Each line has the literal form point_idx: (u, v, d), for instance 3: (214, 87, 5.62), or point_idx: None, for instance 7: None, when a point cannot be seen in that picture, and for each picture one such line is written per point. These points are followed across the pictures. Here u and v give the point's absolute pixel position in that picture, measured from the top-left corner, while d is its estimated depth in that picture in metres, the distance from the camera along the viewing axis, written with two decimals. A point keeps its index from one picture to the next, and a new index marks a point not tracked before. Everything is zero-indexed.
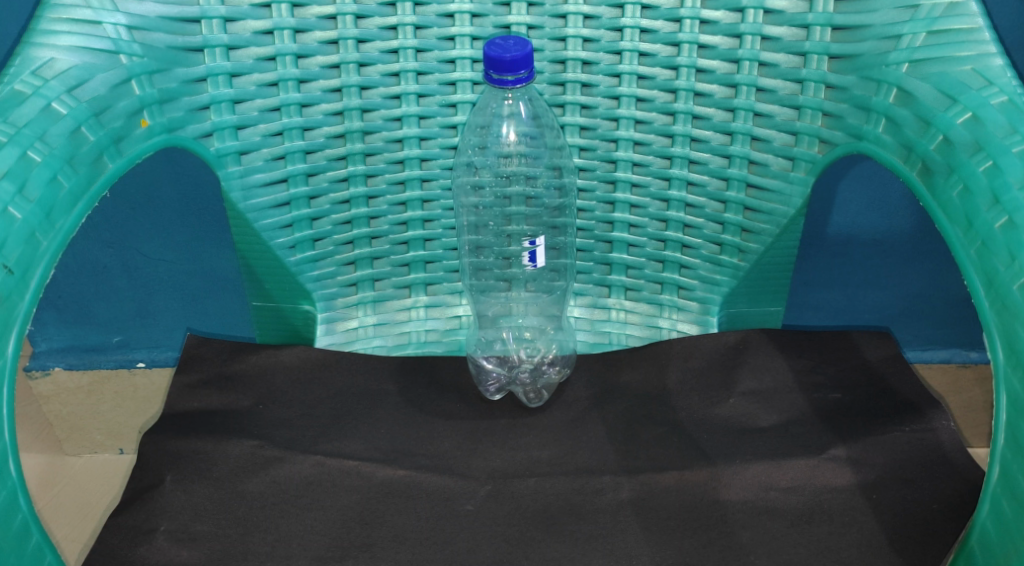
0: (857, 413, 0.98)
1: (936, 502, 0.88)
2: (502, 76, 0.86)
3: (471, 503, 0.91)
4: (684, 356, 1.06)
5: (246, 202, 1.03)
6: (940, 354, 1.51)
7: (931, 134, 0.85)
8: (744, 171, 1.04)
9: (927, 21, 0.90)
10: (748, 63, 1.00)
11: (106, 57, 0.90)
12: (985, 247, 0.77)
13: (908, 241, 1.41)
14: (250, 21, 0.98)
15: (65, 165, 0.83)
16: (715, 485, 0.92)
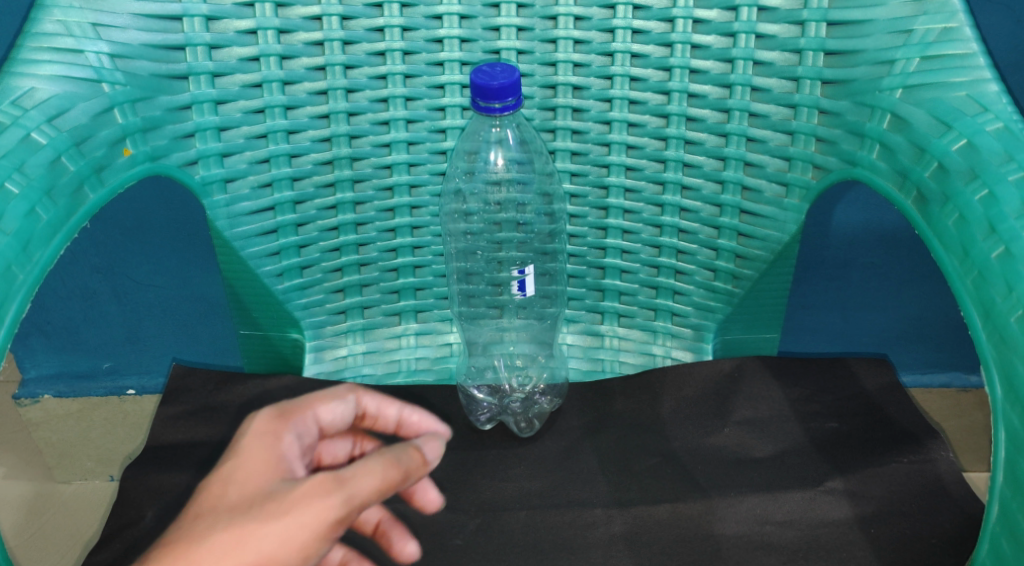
0: (856, 443, 0.97)
1: (936, 537, 0.87)
2: (489, 103, 0.85)
3: (459, 538, 0.90)
4: (678, 385, 1.03)
5: (232, 230, 1.01)
6: (940, 378, 1.49)
7: (925, 160, 0.84)
8: (737, 197, 1.02)
9: (920, 46, 0.88)
10: (740, 87, 0.99)
11: (88, 86, 0.89)
12: (982, 277, 0.76)
13: (907, 264, 1.39)
14: (236, 48, 0.97)
15: (43, 197, 0.82)
16: (710, 518, 0.90)
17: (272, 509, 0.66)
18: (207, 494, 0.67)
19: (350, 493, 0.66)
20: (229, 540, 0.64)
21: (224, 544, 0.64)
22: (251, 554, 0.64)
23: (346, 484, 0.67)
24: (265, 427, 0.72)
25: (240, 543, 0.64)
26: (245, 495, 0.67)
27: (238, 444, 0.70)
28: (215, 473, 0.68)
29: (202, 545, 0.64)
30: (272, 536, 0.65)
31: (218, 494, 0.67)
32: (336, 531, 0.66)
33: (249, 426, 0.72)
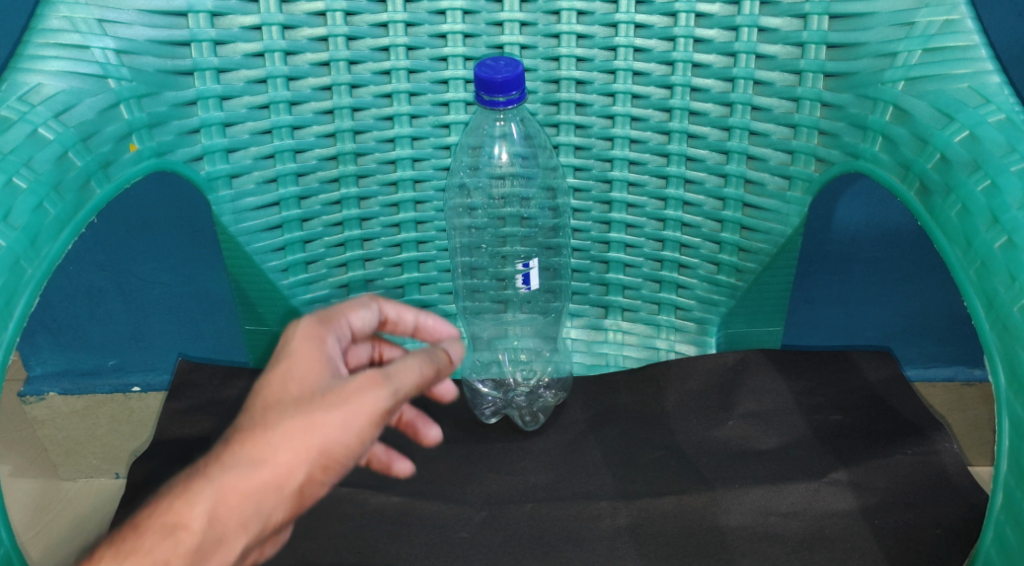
0: (859, 435, 0.97)
1: (940, 527, 0.87)
2: (493, 97, 0.86)
3: (465, 531, 0.90)
4: (682, 379, 1.04)
5: (237, 226, 1.02)
6: (943, 372, 1.49)
7: (928, 152, 0.84)
8: (740, 190, 1.03)
9: (922, 38, 0.89)
10: (742, 81, 0.99)
11: (94, 82, 0.90)
12: (984, 268, 0.76)
13: (910, 258, 1.39)
14: (240, 44, 0.97)
15: (51, 192, 0.82)
16: (714, 510, 0.91)
17: (325, 402, 0.71)
18: (267, 390, 0.73)
19: (395, 388, 0.73)
20: (297, 430, 0.71)
21: (296, 431, 0.71)
22: (318, 441, 0.70)
23: (391, 380, 0.73)
24: (309, 331, 0.77)
25: (309, 431, 0.71)
26: (303, 391, 0.72)
27: (287, 346, 0.75)
28: (271, 373, 0.74)
29: (275, 432, 0.71)
30: (331, 424, 0.71)
31: (279, 390, 0.73)
32: (383, 420, 0.73)
33: (294, 330, 0.77)
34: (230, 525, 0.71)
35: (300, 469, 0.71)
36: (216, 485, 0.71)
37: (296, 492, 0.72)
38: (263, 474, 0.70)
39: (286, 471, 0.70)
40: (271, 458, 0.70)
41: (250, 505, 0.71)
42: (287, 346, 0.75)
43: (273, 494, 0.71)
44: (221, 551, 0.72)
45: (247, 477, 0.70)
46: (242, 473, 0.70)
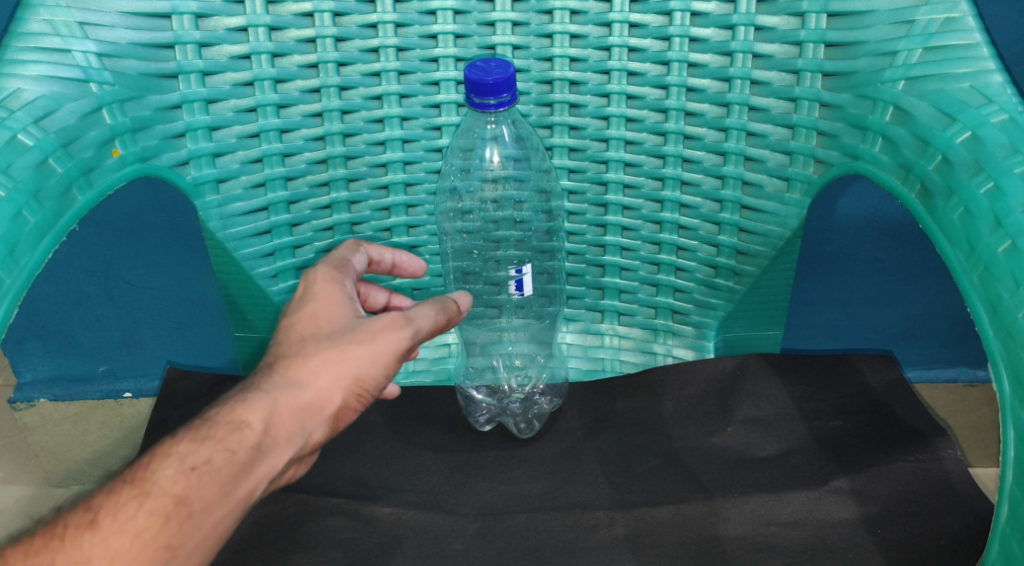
0: (860, 442, 0.95)
1: (943, 538, 0.85)
2: (483, 100, 0.84)
3: (459, 542, 0.88)
4: (679, 384, 1.02)
5: (225, 231, 1.00)
6: (946, 373, 1.47)
7: (929, 153, 0.82)
8: (738, 192, 1.01)
9: (923, 37, 0.87)
10: (739, 81, 0.97)
11: (75, 86, 0.88)
12: (988, 272, 0.74)
13: (911, 259, 1.37)
14: (226, 46, 0.95)
15: (30, 200, 0.81)
16: (713, 520, 0.89)
17: (354, 337, 0.79)
18: (299, 327, 0.80)
19: (415, 328, 0.81)
20: (332, 361, 0.78)
21: (332, 359, 0.78)
22: (353, 369, 0.78)
23: (412, 320, 0.81)
24: (328, 274, 0.84)
25: (344, 360, 0.78)
26: (332, 327, 0.80)
27: (311, 286, 0.82)
28: (300, 311, 0.81)
29: (314, 359, 0.78)
30: (363, 357, 0.78)
31: (309, 327, 0.80)
32: (402, 357, 0.81)
33: (313, 273, 0.84)
34: (280, 437, 0.76)
35: (336, 394, 0.78)
36: (268, 400, 0.77)
37: (333, 415, 0.79)
38: (306, 396, 0.78)
39: (323, 395, 0.78)
40: (312, 382, 0.78)
41: (296, 421, 0.77)
42: (311, 287, 0.83)
43: (311, 418, 0.78)
44: (269, 460, 0.76)
45: (295, 394, 0.77)
46: (289, 394, 0.77)
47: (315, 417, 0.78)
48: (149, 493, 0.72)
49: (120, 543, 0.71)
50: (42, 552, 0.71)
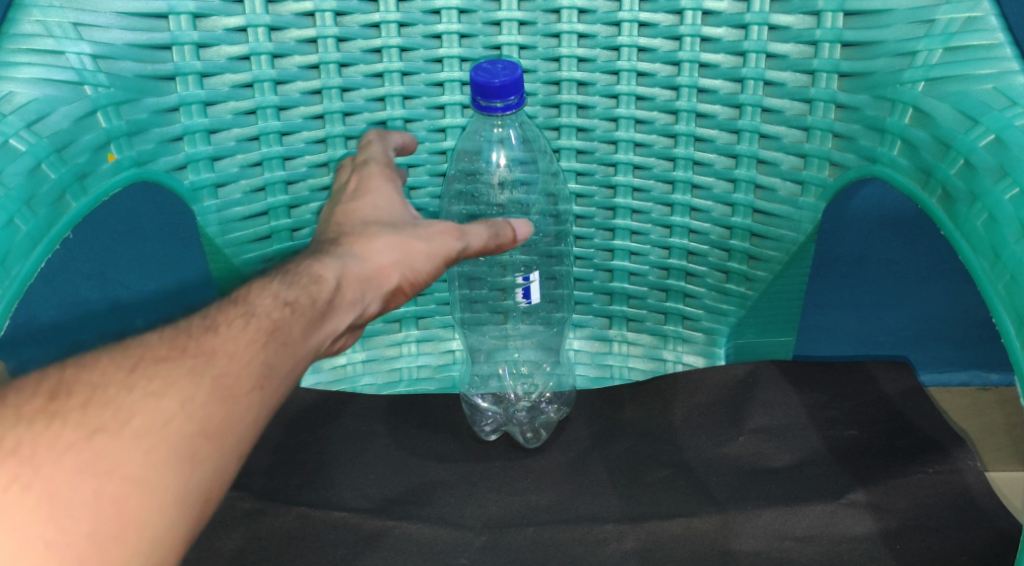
0: (877, 452, 0.93)
1: (964, 554, 0.83)
2: (490, 102, 0.81)
3: (465, 557, 0.86)
4: (689, 392, 1.00)
5: (224, 236, 0.97)
6: (959, 377, 1.45)
7: (951, 157, 0.80)
8: (750, 196, 0.98)
9: (943, 36, 0.84)
10: (752, 82, 0.94)
11: (69, 88, 0.85)
12: (1014, 282, 0.72)
13: (923, 261, 1.35)
14: (225, 47, 0.93)
15: (22, 207, 0.79)
16: (726, 534, 0.86)
17: (411, 233, 0.78)
18: (360, 209, 0.81)
19: (468, 241, 0.79)
20: (394, 247, 0.78)
21: (393, 243, 0.78)
22: (409, 259, 0.78)
23: (466, 233, 0.79)
24: (381, 172, 0.84)
25: (404, 249, 0.78)
26: (389, 218, 0.80)
27: (365, 178, 0.84)
28: (357, 200, 0.82)
29: (376, 240, 0.78)
30: (420, 253, 0.78)
31: (366, 211, 0.81)
32: (450, 264, 0.80)
33: (366, 170, 0.85)
34: (346, 299, 0.76)
35: (393, 275, 0.77)
36: (339, 264, 0.76)
37: (390, 292, 0.78)
38: (369, 267, 0.77)
39: (379, 275, 0.77)
40: (374, 255, 0.77)
41: (359, 290, 0.76)
42: (364, 179, 0.84)
43: (371, 289, 0.77)
44: (335, 320, 0.75)
45: (360, 265, 0.77)
46: (356, 261, 0.77)
47: (372, 290, 0.77)
48: (255, 314, 0.73)
49: (237, 348, 0.70)
50: (178, 340, 0.71)
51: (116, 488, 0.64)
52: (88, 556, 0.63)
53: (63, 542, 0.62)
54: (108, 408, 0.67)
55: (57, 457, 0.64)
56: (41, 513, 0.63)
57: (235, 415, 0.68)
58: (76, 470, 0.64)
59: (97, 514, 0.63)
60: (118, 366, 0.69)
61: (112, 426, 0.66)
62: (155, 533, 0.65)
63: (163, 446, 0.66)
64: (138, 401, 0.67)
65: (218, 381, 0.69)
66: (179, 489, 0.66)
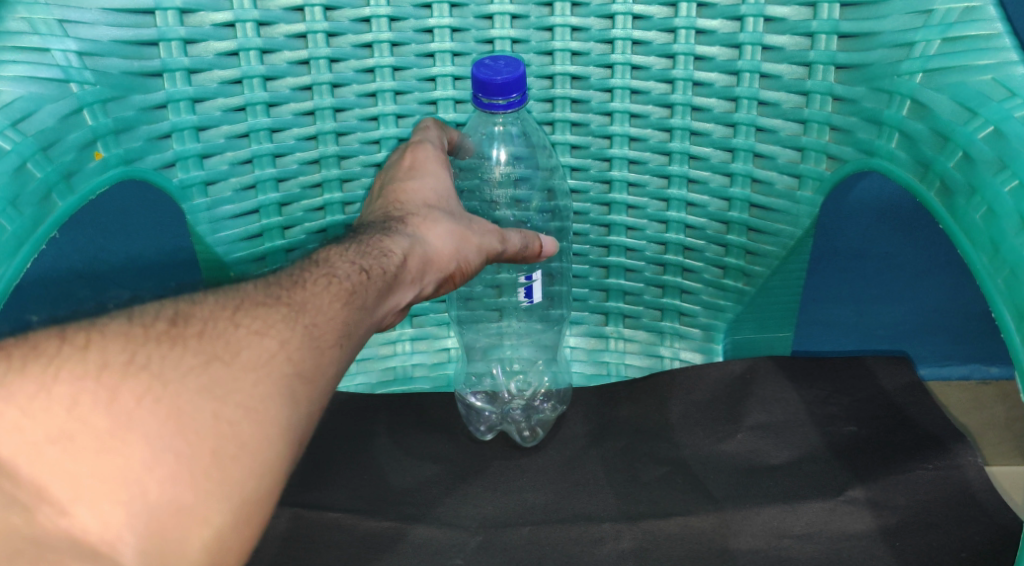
0: (876, 448, 0.92)
1: (964, 550, 0.82)
2: (491, 100, 0.80)
3: (461, 557, 0.85)
4: (686, 389, 0.98)
5: (214, 235, 0.96)
6: (959, 371, 1.44)
7: (949, 150, 0.79)
8: (747, 190, 0.97)
9: (941, 27, 0.82)
10: (748, 74, 0.93)
11: (55, 86, 0.84)
12: (1014, 277, 0.71)
13: (922, 255, 1.34)
14: (212, 43, 0.91)
15: (6, 207, 0.78)
16: (724, 532, 0.85)
17: (468, 225, 0.83)
18: (414, 189, 0.84)
19: (507, 246, 0.86)
20: (453, 235, 0.82)
21: (453, 232, 0.82)
22: (464, 249, 0.82)
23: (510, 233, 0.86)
24: (434, 155, 0.87)
25: (462, 239, 0.82)
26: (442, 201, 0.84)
27: (420, 159, 0.86)
28: (415, 179, 0.85)
29: (436, 226, 0.82)
30: (474, 245, 0.83)
31: (419, 193, 0.84)
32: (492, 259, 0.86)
33: (420, 150, 0.87)
34: (411, 271, 0.78)
35: (451, 261, 0.82)
36: (408, 240, 0.79)
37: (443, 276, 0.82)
38: (430, 248, 0.80)
39: (433, 259, 0.80)
40: (433, 237, 0.81)
41: (421, 268, 0.79)
42: (420, 160, 0.86)
43: (430, 270, 0.80)
44: (397, 295, 0.78)
45: (423, 246, 0.80)
46: (422, 242, 0.80)
47: (431, 270, 0.80)
48: (335, 276, 0.74)
49: (322, 305, 0.71)
50: (272, 288, 0.71)
51: (232, 412, 0.64)
52: (212, 471, 0.62)
53: (186, 461, 0.62)
54: (218, 341, 0.67)
55: (176, 381, 0.64)
56: (165, 430, 0.62)
57: (324, 366, 0.69)
58: (195, 393, 0.64)
59: (216, 435, 0.63)
60: (224, 305, 0.69)
61: (227, 356, 0.66)
62: (266, 460, 0.64)
63: (272, 379, 0.66)
64: (246, 337, 0.67)
65: (308, 332, 0.69)
66: (285, 423, 0.65)
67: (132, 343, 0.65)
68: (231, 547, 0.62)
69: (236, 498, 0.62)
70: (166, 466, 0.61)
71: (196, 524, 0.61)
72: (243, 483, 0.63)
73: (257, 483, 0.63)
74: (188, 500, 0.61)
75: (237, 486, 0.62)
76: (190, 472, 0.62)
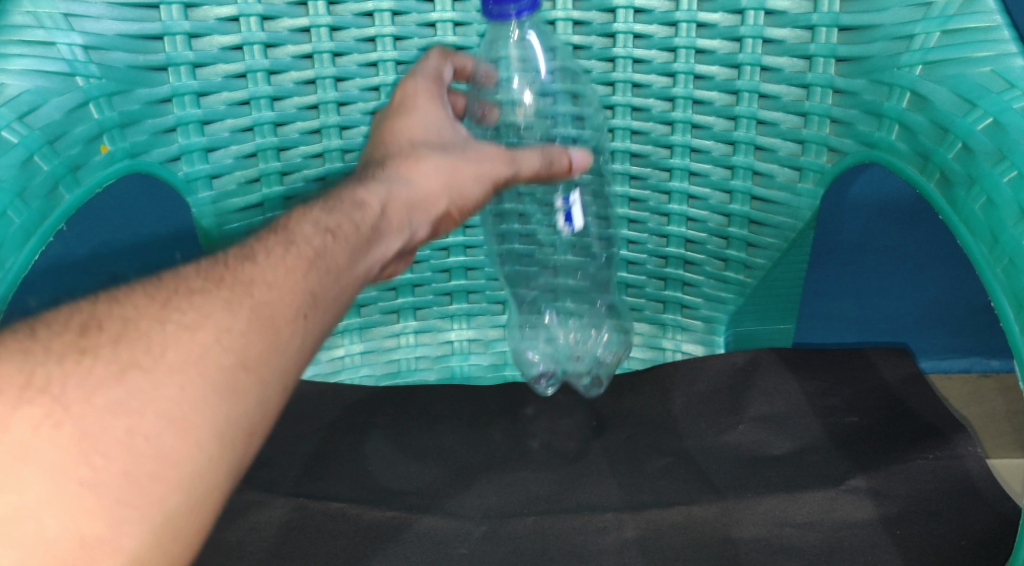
0: (876, 439, 0.92)
1: (965, 538, 0.82)
2: (502, 8, 0.80)
3: (465, 546, 0.85)
4: (688, 381, 1.00)
5: (219, 228, 0.97)
6: (960, 363, 1.45)
7: (949, 141, 0.79)
8: (748, 182, 0.98)
9: (941, 19, 0.82)
10: (749, 67, 0.94)
11: (61, 80, 0.85)
12: (1013, 267, 0.71)
13: (923, 248, 1.34)
14: (217, 37, 0.92)
15: (14, 200, 0.79)
16: (726, 521, 0.85)
17: (462, 156, 0.81)
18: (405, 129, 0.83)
19: (519, 170, 0.83)
20: (445, 170, 0.80)
21: (444, 165, 0.80)
22: (457, 182, 0.81)
23: (517, 160, 0.82)
24: (427, 91, 0.86)
25: (454, 170, 0.80)
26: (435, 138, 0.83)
27: (411, 95, 0.85)
28: (404, 116, 0.84)
29: (426, 165, 0.80)
30: (469, 175, 0.81)
31: (412, 132, 0.83)
32: (497, 188, 0.83)
33: (413, 86, 0.86)
34: (394, 222, 0.78)
35: (443, 199, 0.80)
36: (385, 190, 0.78)
37: (438, 217, 0.81)
38: (416, 191, 0.79)
39: (426, 199, 0.80)
40: (421, 175, 0.80)
41: (406, 214, 0.78)
42: (410, 97, 0.85)
43: (419, 213, 0.79)
44: (384, 243, 0.77)
45: (408, 190, 0.79)
46: (405, 186, 0.79)
47: (420, 214, 0.79)
48: (294, 243, 0.71)
49: (277, 276, 0.68)
50: (212, 271, 0.68)
51: (148, 425, 0.59)
52: (127, 492, 0.58)
53: (100, 486, 0.58)
54: (140, 340, 0.62)
55: (85, 398, 0.60)
56: (74, 454, 0.58)
57: (278, 342, 0.65)
58: (107, 409, 0.59)
59: (130, 456, 0.59)
60: (152, 298, 0.65)
61: (146, 361, 0.61)
62: (195, 469, 0.60)
63: (199, 379, 0.61)
64: (173, 335, 0.62)
65: (256, 311, 0.65)
66: (220, 423, 0.61)
67: (43, 354, 0.61)
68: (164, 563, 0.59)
69: (156, 517, 0.59)
70: (77, 495, 0.57)
71: (107, 554, 0.57)
72: (165, 499, 0.59)
73: (184, 496, 0.60)
74: (96, 529, 0.57)
75: (157, 504, 0.59)
76: (101, 497, 0.58)
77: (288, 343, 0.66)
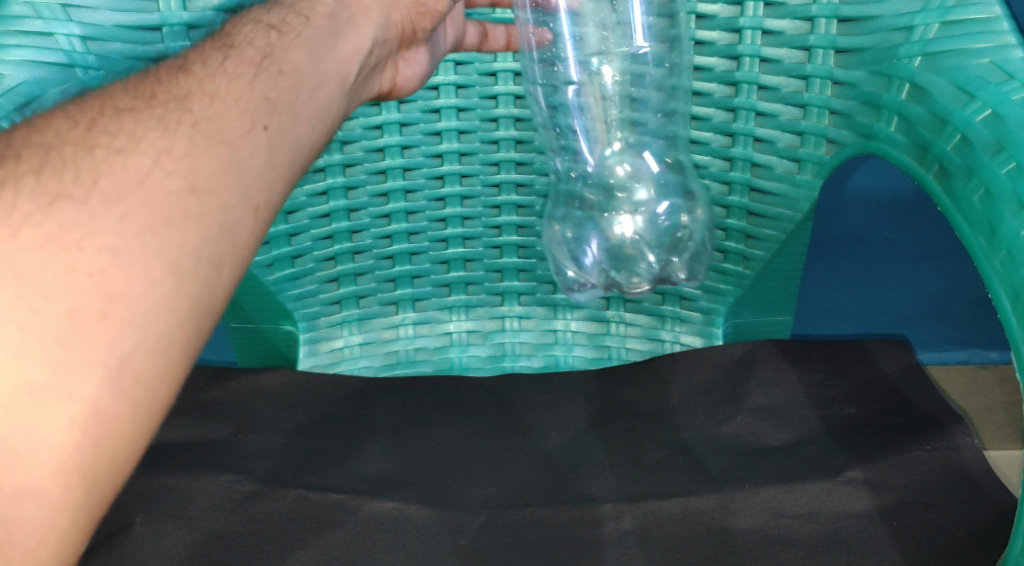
0: (874, 429, 0.93)
1: (961, 529, 0.81)
2: None
3: (463, 537, 0.84)
4: (687, 371, 1.00)
5: None
6: (958, 355, 1.45)
7: (947, 132, 0.78)
8: (747, 173, 0.99)
9: (940, 11, 0.81)
10: (748, 59, 0.95)
11: (58, 71, 0.86)
12: (1011, 258, 0.70)
13: (922, 239, 1.35)
14: (215, 28, 0.92)
15: None
16: (724, 512, 0.85)
17: None
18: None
19: None
20: None
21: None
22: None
23: None
24: None
25: None
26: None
27: None
28: None
29: None
30: None
31: None
32: None
33: None
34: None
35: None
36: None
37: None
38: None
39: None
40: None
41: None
42: None
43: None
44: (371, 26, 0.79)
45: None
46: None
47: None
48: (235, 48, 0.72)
49: (216, 88, 0.67)
50: (142, 90, 0.66)
51: (89, 260, 0.56)
52: (70, 336, 0.54)
53: (42, 329, 0.53)
54: (68, 169, 0.59)
55: (13, 233, 0.55)
56: (7, 293, 0.53)
57: (234, 163, 0.64)
58: (39, 243, 0.55)
59: (75, 293, 0.55)
60: (75, 123, 0.62)
61: (77, 194, 0.58)
62: (150, 304, 0.57)
63: (146, 209, 0.59)
64: (104, 160, 0.60)
65: (200, 128, 0.64)
66: (172, 257, 0.59)
67: None
68: (126, 414, 0.56)
69: (111, 360, 0.55)
70: (17, 340, 0.53)
71: (61, 402, 0.53)
72: (118, 340, 0.56)
73: (140, 336, 0.57)
74: (44, 375, 0.53)
75: (110, 344, 0.55)
76: (41, 343, 0.53)
77: (245, 173, 0.65)
